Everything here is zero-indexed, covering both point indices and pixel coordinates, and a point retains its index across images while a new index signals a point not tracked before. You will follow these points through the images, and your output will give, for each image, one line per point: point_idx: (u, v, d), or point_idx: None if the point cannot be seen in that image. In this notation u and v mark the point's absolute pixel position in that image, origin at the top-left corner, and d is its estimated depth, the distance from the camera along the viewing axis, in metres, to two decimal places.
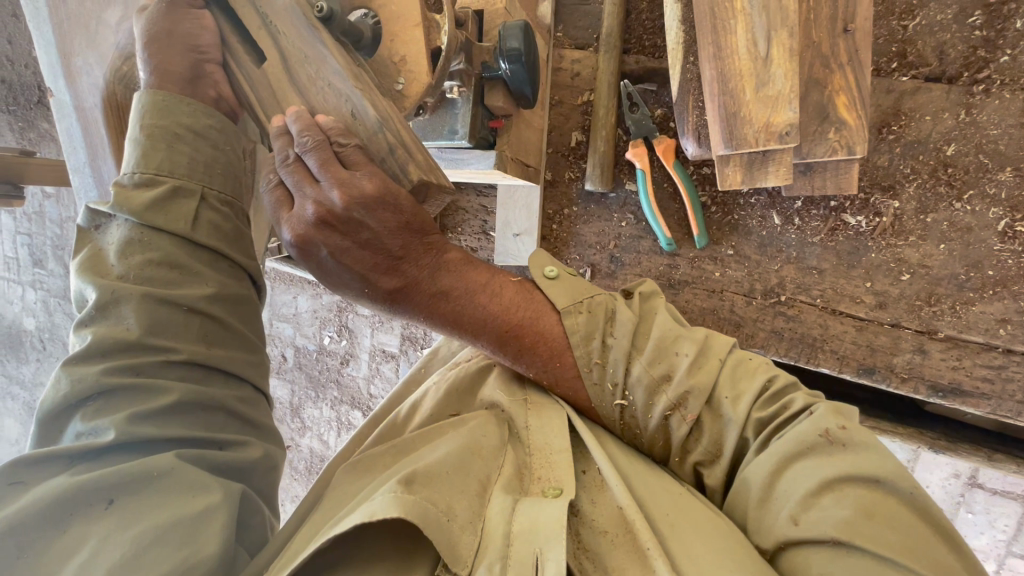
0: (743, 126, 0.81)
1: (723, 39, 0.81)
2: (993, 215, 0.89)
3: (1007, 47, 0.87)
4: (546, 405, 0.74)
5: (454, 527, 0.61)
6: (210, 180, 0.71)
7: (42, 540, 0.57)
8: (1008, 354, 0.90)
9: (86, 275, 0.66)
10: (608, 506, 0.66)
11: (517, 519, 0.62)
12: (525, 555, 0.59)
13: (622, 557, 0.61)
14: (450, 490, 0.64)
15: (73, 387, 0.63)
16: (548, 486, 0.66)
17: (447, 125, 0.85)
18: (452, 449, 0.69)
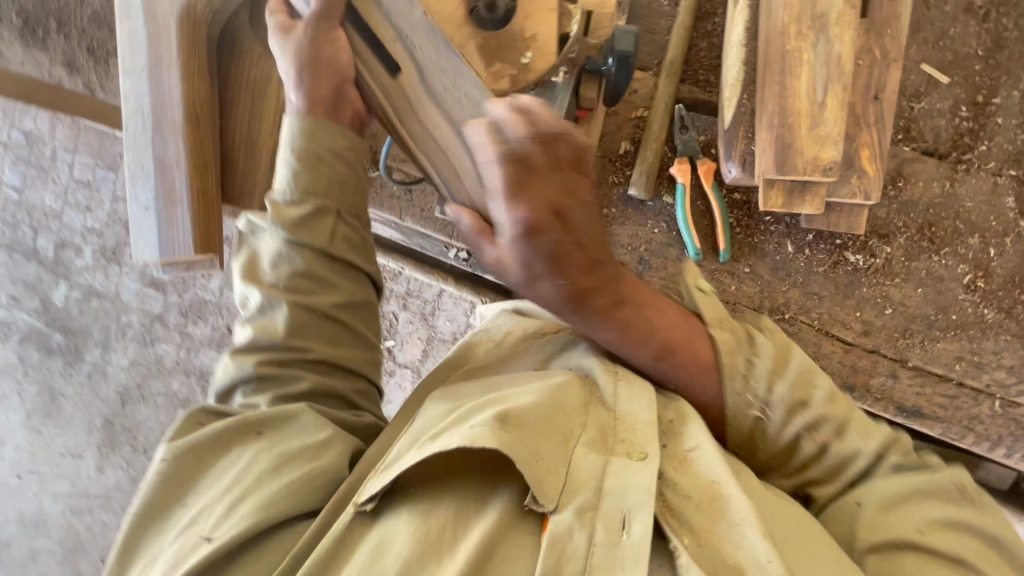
0: (795, 156, 0.95)
1: (789, 82, 0.95)
2: (961, 270, 1.09)
3: (985, 138, 1.08)
4: (633, 380, 0.82)
5: (540, 469, 0.69)
6: (344, 197, 0.89)
7: (207, 457, 0.77)
8: (960, 386, 1.09)
9: (247, 280, 0.88)
10: (696, 478, 0.73)
11: (609, 477, 0.70)
12: (614, 509, 0.67)
13: (705, 521, 0.69)
14: (540, 440, 0.71)
15: (236, 370, 0.86)
16: (632, 449, 0.73)
17: (544, 106, 0.92)
18: (545, 398, 0.75)
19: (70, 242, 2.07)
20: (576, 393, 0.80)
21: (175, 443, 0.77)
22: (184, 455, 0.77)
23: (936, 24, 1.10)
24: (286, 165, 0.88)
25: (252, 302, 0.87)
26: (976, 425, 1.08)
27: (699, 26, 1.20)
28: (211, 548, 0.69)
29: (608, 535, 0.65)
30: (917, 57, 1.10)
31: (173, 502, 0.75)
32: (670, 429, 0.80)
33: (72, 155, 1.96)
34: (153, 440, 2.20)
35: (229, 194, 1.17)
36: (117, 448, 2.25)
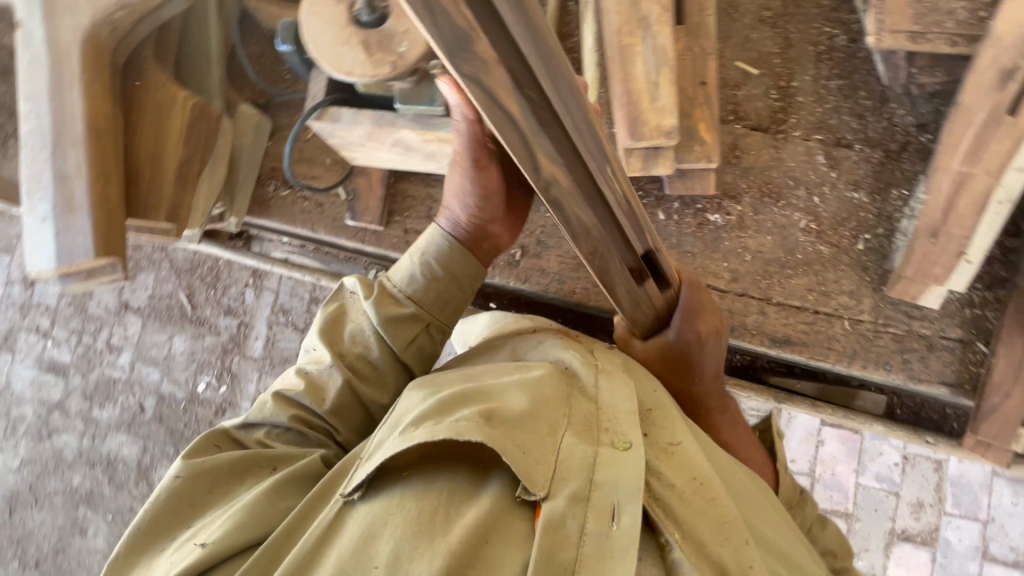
0: (642, 125, 1.14)
1: (628, 70, 1.16)
2: (797, 217, 1.31)
3: (793, 113, 1.35)
4: (613, 371, 0.96)
5: (528, 459, 0.80)
6: (443, 313, 1.10)
7: (225, 473, 0.96)
8: (816, 313, 1.27)
9: (322, 337, 1.08)
10: (676, 466, 0.87)
11: (598, 472, 0.81)
12: (604, 503, 0.78)
13: (690, 510, 0.82)
14: (521, 426, 0.83)
15: (271, 415, 1.02)
16: (617, 438, 0.86)
17: (428, 96, 1.07)
18: (536, 403, 0.87)
19: None
20: (556, 384, 0.92)
21: (197, 463, 0.96)
22: (197, 477, 0.95)
23: (741, 32, 1.39)
24: (409, 262, 1.10)
25: (319, 360, 1.06)
26: (835, 344, 1.26)
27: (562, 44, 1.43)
28: (201, 551, 0.83)
29: (599, 523, 0.77)
30: (731, 59, 1.38)
31: (180, 511, 0.93)
32: (652, 419, 0.94)
33: None
34: (47, 548, 2.09)
35: (132, 207, 1.17)
36: (4, 564, 2.14)
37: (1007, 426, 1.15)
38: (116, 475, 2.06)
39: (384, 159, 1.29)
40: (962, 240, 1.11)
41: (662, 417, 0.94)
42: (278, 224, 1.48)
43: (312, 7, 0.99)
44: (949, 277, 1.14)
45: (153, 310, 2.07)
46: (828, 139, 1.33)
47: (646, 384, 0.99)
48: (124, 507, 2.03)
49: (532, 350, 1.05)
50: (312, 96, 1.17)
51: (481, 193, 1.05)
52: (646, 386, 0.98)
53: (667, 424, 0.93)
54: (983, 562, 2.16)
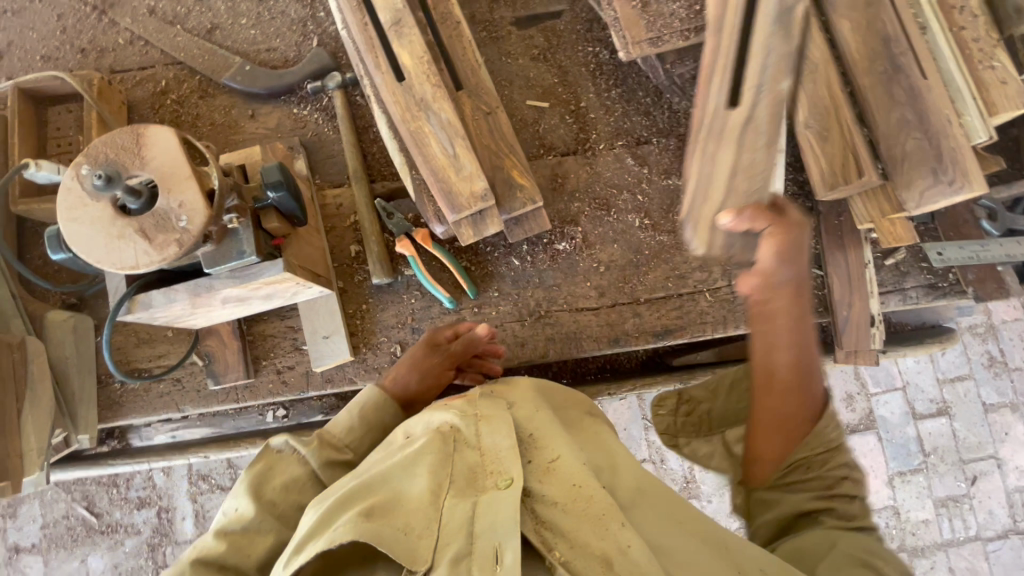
0: (457, 197, 1.18)
1: (425, 151, 1.20)
2: (632, 218, 1.41)
3: (592, 129, 1.46)
4: (493, 414, 0.90)
5: (412, 539, 0.75)
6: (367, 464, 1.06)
7: None
8: (680, 296, 1.37)
9: (251, 489, 0.96)
10: (554, 481, 0.84)
11: (477, 518, 0.76)
12: (486, 550, 0.73)
13: (574, 521, 0.79)
14: (404, 509, 0.79)
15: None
16: (498, 479, 0.82)
17: (235, 249, 1.03)
18: (421, 480, 0.82)
19: None
20: (435, 452, 0.85)
21: None
22: None
23: (520, 73, 1.49)
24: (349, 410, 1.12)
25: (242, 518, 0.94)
26: (707, 317, 1.36)
27: (363, 138, 1.45)
28: None
29: (483, 568, 0.72)
30: (521, 100, 1.48)
31: None
32: (533, 443, 0.89)
33: None
34: None
35: None
36: None
37: (862, 331, 1.28)
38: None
39: (224, 315, 1.21)
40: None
41: (541, 437, 0.90)
42: (138, 418, 1.34)
43: (68, 214, 0.91)
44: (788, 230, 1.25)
45: (54, 541, 2.30)
46: (629, 143, 1.45)
47: (524, 410, 0.94)
48: None
49: (411, 420, 0.96)
50: (113, 292, 1.09)
51: (416, 373, 1.21)
52: (523, 411, 0.94)
53: (546, 439, 0.89)
54: (916, 422, 2.40)
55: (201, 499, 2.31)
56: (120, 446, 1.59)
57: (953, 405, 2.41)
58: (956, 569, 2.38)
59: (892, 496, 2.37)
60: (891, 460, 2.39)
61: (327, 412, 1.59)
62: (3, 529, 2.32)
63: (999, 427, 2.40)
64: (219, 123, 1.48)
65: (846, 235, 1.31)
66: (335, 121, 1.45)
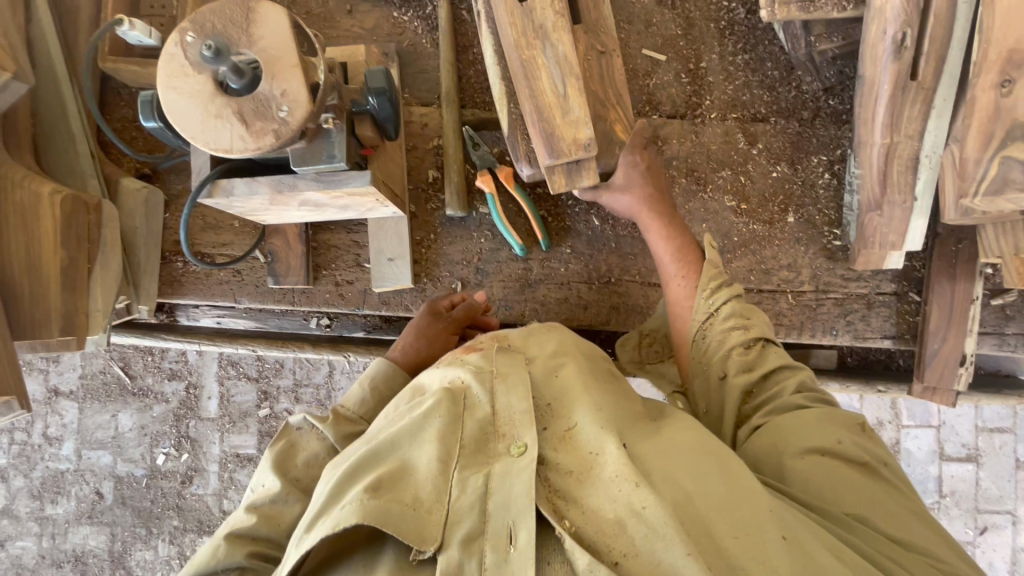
0: (558, 141, 1.10)
1: (533, 85, 1.11)
2: (726, 200, 1.31)
3: (706, 94, 1.34)
4: (509, 372, 0.85)
5: (421, 515, 0.72)
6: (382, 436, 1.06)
7: None
8: (760, 293, 1.29)
9: (278, 461, 0.99)
10: (567, 449, 0.80)
11: (492, 497, 0.72)
12: (500, 529, 0.70)
13: (588, 489, 0.75)
14: (414, 483, 0.75)
15: (222, 559, 0.88)
16: (512, 444, 0.78)
17: (325, 151, 0.97)
18: (429, 449, 0.77)
19: None
20: (444, 417, 0.79)
21: None
22: None
23: (642, 17, 1.35)
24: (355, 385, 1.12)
25: (270, 489, 0.96)
26: (783, 319, 1.29)
27: (461, 57, 1.36)
28: None
29: (497, 551, 0.69)
30: (637, 47, 1.35)
31: None
32: (549, 412, 0.84)
33: None
34: None
35: (18, 329, 1.05)
36: None
37: (948, 369, 1.20)
38: (97, 523, 2.50)
39: (295, 216, 1.19)
40: (899, 204, 1.13)
41: (560, 402, 0.85)
42: (195, 300, 1.35)
43: (168, 81, 0.86)
44: (904, 240, 1.17)
45: (90, 392, 2.43)
46: (743, 116, 1.33)
47: (544, 373, 0.89)
48: None
49: (426, 373, 0.91)
50: (196, 172, 1.04)
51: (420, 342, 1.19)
52: (543, 372, 0.89)
53: (565, 405, 0.84)
54: (942, 463, 2.33)
55: (228, 384, 2.41)
56: (168, 321, 1.63)
57: (985, 454, 2.31)
58: None
59: None
60: None
61: (369, 330, 1.60)
62: (46, 370, 2.46)
63: None
64: (315, 13, 1.39)
65: (960, 265, 1.20)
66: (436, 33, 1.35)
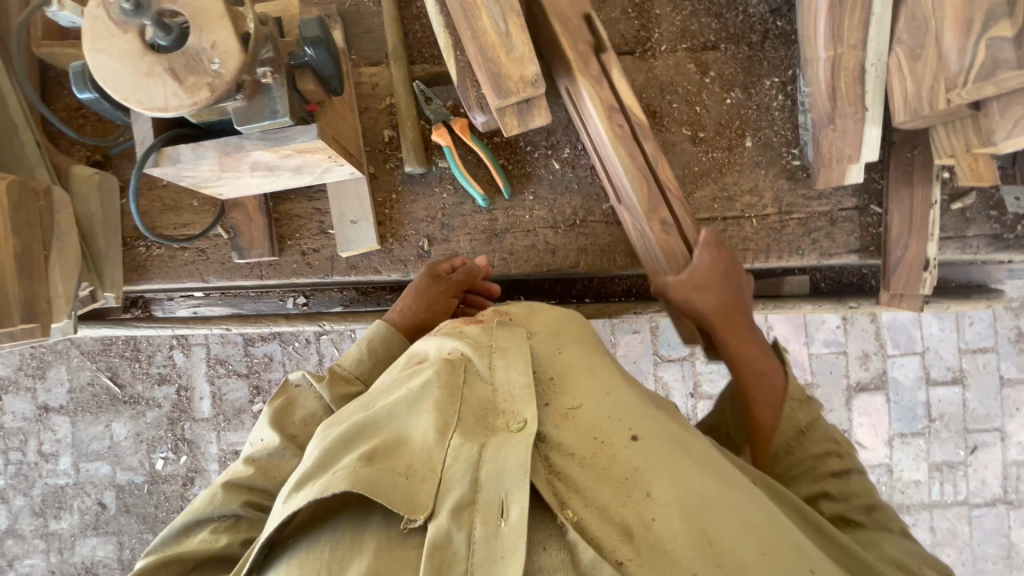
0: (505, 81, 1.09)
1: (475, 25, 1.10)
2: (684, 132, 1.31)
3: (655, 27, 1.33)
4: (509, 347, 0.82)
5: (413, 483, 0.68)
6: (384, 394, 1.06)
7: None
8: (725, 220, 1.30)
9: (273, 421, 0.99)
10: (571, 431, 0.74)
11: (484, 468, 0.67)
12: (491, 502, 0.65)
13: (591, 479, 0.70)
14: (409, 451, 0.71)
15: (219, 505, 0.90)
16: (511, 420, 0.73)
17: (267, 107, 0.96)
18: (425, 418, 0.74)
19: None
20: (441, 386, 0.77)
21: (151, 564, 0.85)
22: None
23: None
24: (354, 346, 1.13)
25: (267, 444, 0.97)
26: (749, 245, 1.30)
27: (405, 13, 1.34)
28: None
29: (486, 524, 0.64)
30: None
31: None
32: (552, 387, 0.80)
33: None
34: None
35: None
36: None
37: (913, 275, 1.22)
38: (104, 533, 2.50)
39: (252, 185, 1.18)
40: (850, 116, 1.14)
41: (563, 381, 0.81)
42: (164, 284, 1.34)
43: (93, 44, 0.84)
44: (861, 152, 1.17)
45: (80, 405, 2.40)
46: (694, 46, 1.32)
47: (546, 350, 0.86)
48: None
49: (426, 343, 0.89)
50: (139, 142, 1.02)
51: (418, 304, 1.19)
52: (544, 350, 0.85)
53: (569, 385, 0.80)
54: (929, 388, 2.34)
55: (218, 383, 2.39)
56: (144, 315, 1.62)
57: (970, 375, 2.34)
58: (937, 529, 2.38)
59: (889, 454, 2.36)
60: (895, 421, 2.35)
61: (347, 303, 1.60)
62: (33, 388, 2.42)
63: (1012, 401, 2.34)
64: None
65: (916, 171, 1.21)
66: None
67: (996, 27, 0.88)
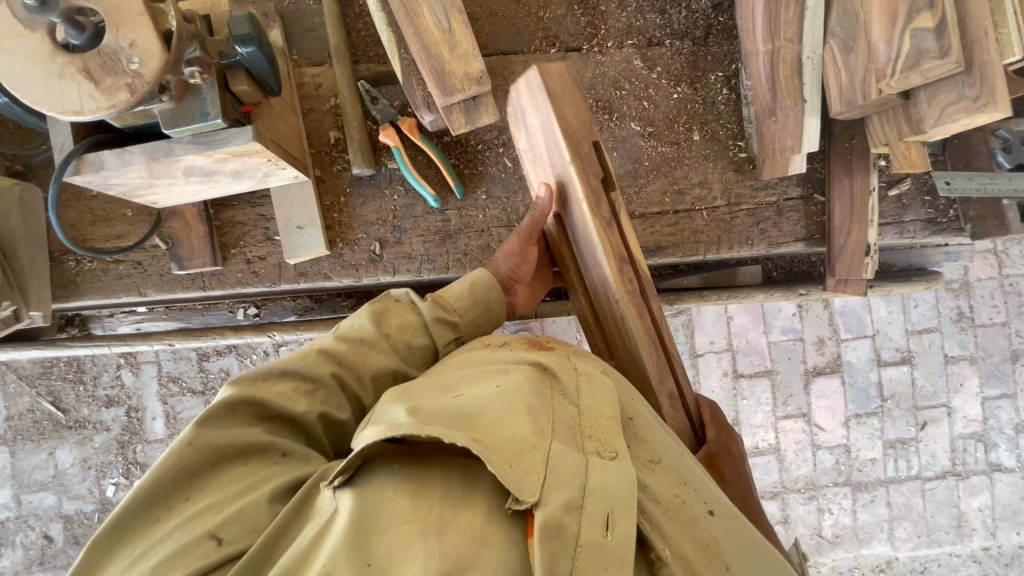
0: (450, 79, 1.07)
1: (417, 23, 1.07)
2: (634, 126, 1.32)
3: (601, 23, 1.33)
4: (595, 375, 0.76)
5: (518, 474, 0.61)
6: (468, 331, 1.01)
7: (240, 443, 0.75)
8: (677, 213, 1.31)
9: (374, 307, 0.95)
10: (659, 481, 0.69)
11: (592, 475, 0.62)
12: (597, 510, 0.60)
13: (676, 531, 0.65)
14: (512, 439, 0.64)
15: (303, 363, 0.84)
16: (602, 446, 0.66)
17: (198, 109, 0.92)
18: (522, 421, 0.66)
19: None
20: (532, 392, 0.71)
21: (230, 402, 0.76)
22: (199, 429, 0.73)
23: None
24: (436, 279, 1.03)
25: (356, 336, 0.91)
26: (702, 236, 1.31)
27: (347, 11, 1.30)
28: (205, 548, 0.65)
29: (590, 532, 0.59)
30: None
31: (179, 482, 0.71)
32: (634, 431, 0.74)
33: None
34: None
35: None
36: None
37: (855, 260, 1.26)
38: (50, 568, 2.34)
39: (189, 192, 1.13)
40: (791, 108, 1.17)
41: (643, 428, 0.75)
42: (97, 300, 1.26)
43: None
44: (802, 143, 1.19)
45: (19, 433, 2.25)
46: (640, 42, 1.33)
47: (626, 389, 0.81)
48: None
49: (492, 353, 0.83)
50: (58, 150, 0.97)
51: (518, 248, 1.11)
52: (626, 393, 0.80)
53: (651, 435, 0.74)
54: (880, 369, 2.44)
55: (171, 402, 2.26)
56: (80, 334, 1.53)
57: (918, 354, 2.45)
58: (893, 503, 2.48)
59: (846, 435, 2.44)
60: (851, 403, 2.44)
61: (301, 312, 1.55)
62: None
63: (956, 378, 2.46)
64: None
65: (856, 160, 1.25)
66: None
67: (919, 18, 0.94)
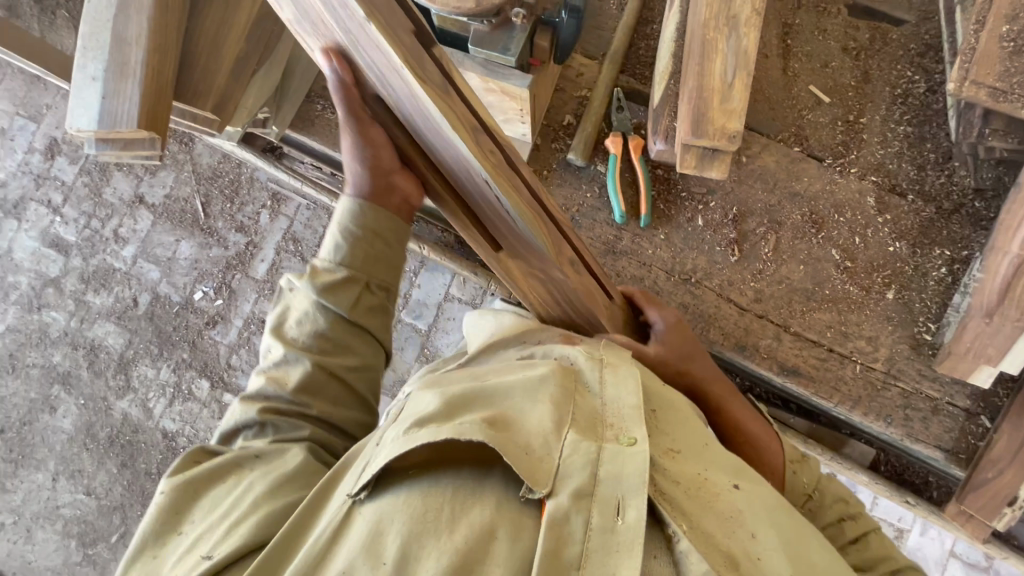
0: (707, 124, 1.13)
1: (706, 66, 1.15)
2: (833, 252, 1.29)
3: (854, 149, 1.33)
4: (620, 365, 0.78)
5: (533, 458, 0.65)
6: (379, 271, 0.97)
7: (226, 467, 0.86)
8: (830, 351, 1.27)
9: (276, 330, 0.96)
10: (675, 463, 0.70)
11: (602, 462, 0.64)
12: (608, 498, 0.61)
13: (696, 507, 0.65)
14: (525, 431, 0.68)
15: (241, 415, 0.92)
16: (620, 433, 0.68)
17: (501, 43, 1.03)
18: (542, 407, 0.70)
19: (25, 199, 2.28)
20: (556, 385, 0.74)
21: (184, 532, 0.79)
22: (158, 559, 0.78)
23: (821, 57, 1.37)
24: (334, 237, 0.96)
25: (273, 353, 0.95)
26: (842, 386, 1.26)
27: (639, 29, 1.41)
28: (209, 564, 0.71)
29: (602, 517, 0.60)
30: (805, 81, 1.36)
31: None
32: (655, 421, 0.76)
33: (39, 125, 2.28)
34: (15, 419, 2.26)
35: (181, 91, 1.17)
36: None
37: (993, 503, 1.16)
38: None
39: None
40: (1013, 319, 1.09)
41: (663, 421, 0.76)
42: (318, 144, 1.45)
43: None
44: (1003, 358, 1.12)
45: None
46: (882, 184, 1.31)
47: (649, 385, 0.81)
48: (97, 395, 2.21)
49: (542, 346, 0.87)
50: None
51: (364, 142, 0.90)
52: (648, 384, 0.80)
53: (668, 423, 0.76)
54: None
55: None
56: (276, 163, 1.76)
57: None
58: None
59: None
60: None
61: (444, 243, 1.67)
62: None
63: None
64: None
65: None
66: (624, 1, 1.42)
67: None
